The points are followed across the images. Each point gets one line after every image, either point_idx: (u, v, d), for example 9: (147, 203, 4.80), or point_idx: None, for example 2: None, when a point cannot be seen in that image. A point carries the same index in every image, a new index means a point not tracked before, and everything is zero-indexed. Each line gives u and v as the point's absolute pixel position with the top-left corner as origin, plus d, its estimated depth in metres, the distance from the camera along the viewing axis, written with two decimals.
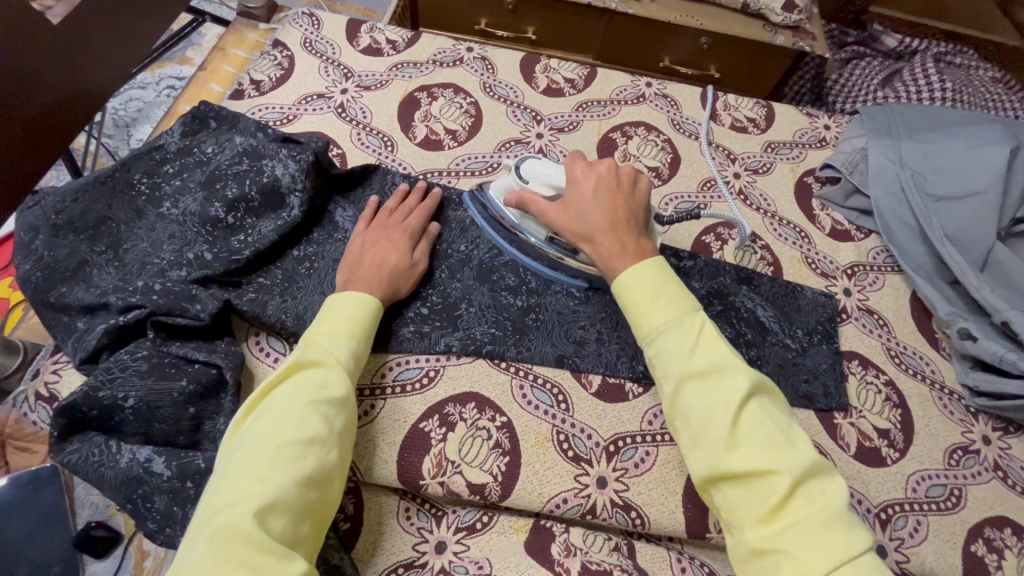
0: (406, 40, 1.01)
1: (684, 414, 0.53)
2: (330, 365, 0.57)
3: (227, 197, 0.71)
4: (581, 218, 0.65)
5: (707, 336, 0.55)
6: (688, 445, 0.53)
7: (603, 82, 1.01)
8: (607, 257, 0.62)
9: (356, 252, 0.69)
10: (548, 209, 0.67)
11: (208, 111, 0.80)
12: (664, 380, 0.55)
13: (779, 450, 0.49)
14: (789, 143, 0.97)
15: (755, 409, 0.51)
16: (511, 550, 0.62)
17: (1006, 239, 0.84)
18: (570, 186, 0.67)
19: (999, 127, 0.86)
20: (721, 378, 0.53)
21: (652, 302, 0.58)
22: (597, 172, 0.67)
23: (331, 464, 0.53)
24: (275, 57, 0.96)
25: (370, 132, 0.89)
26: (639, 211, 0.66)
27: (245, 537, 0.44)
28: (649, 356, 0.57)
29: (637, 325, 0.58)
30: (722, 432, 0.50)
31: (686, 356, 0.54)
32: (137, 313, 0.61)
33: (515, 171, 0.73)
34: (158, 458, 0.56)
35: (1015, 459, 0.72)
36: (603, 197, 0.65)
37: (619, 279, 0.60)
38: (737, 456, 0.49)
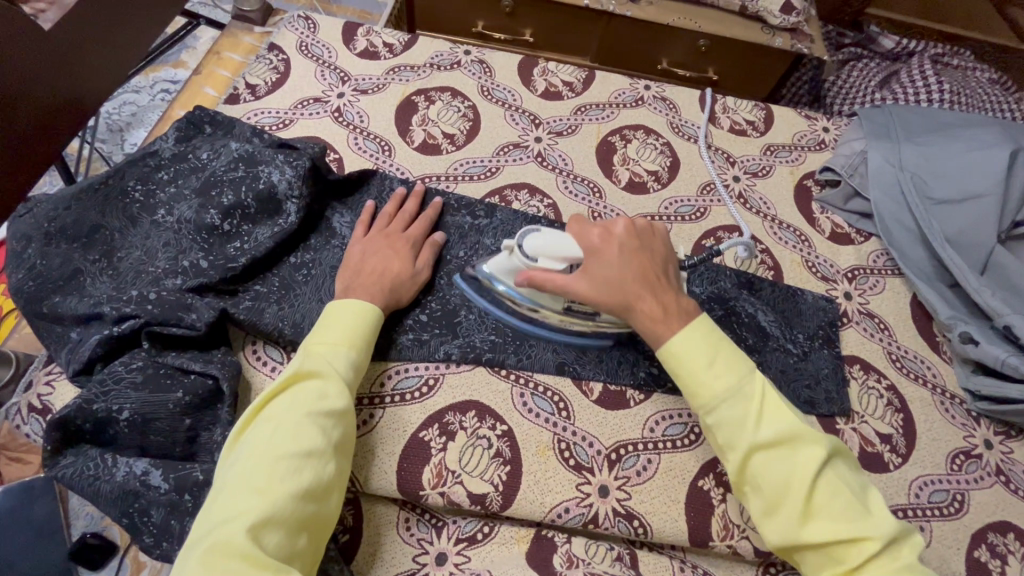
0: (403, 44, 1.00)
1: (755, 484, 0.53)
2: (329, 377, 0.56)
3: (222, 204, 0.70)
4: (612, 286, 0.61)
5: (771, 401, 0.55)
6: (760, 513, 0.53)
7: (601, 84, 1.00)
8: (651, 323, 0.60)
9: (355, 259, 0.69)
10: (571, 284, 0.62)
11: (203, 117, 0.80)
12: (730, 450, 0.54)
13: (859, 515, 0.50)
14: (789, 146, 0.96)
15: (831, 476, 0.52)
16: (512, 561, 0.61)
17: (1006, 241, 0.83)
18: (590, 256, 0.62)
19: (999, 129, 0.86)
20: (793, 446, 0.53)
21: (712, 367, 0.56)
22: (616, 236, 0.63)
23: (328, 477, 0.52)
24: (271, 61, 0.95)
25: (367, 137, 0.88)
26: (664, 265, 0.64)
27: (240, 552, 0.43)
28: (709, 425, 0.56)
29: (694, 393, 0.57)
30: (800, 504, 0.50)
31: (754, 427, 0.53)
32: (132, 323, 0.60)
33: (520, 250, 0.65)
34: (154, 471, 0.55)
35: (1017, 463, 0.72)
36: (629, 261, 0.62)
37: (670, 345, 0.58)
38: (819, 525, 0.50)
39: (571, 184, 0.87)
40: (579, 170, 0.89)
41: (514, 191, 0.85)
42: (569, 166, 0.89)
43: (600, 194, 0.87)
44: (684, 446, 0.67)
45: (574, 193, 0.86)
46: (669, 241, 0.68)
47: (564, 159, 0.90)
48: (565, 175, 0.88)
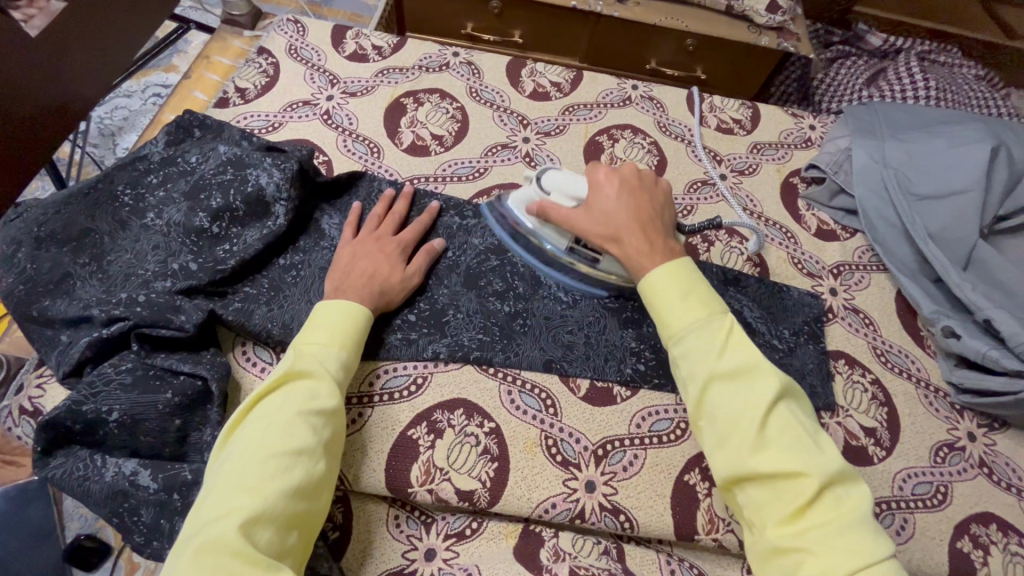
0: (392, 46, 1.01)
1: (710, 413, 0.54)
2: (319, 377, 0.57)
3: (211, 207, 0.71)
4: (606, 220, 0.66)
5: (737, 337, 0.56)
6: (712, 445, 0.54)
7: (589, 84, 1.01)
8: (634, 257, 0.63)
9: (345, 261, 0.69)
10: (574, 216, 0.67)
11: (193, 120, 0.80)
12: (691, 379, 0.56)
13: (807, 452, 0.50)
14: (775, 144, 0.97)
15: (785, 412, 0.52)
16: (500, 556, 0.62)
17: (989, 236, 0.84)
18: (594, 191, 0.68)
19: (982, 125, 0.86)
20: (752, 380, 0.54)
21: (682, 301, 0.59)
22: (620, 174, 0.69)
23: (319, 475, 0.53)
24: (260, 65, 0.96)
25: (356, 139, 0.89)
26: (664, 211, 0.69)
27: (232, 549, 0.44)
28: (674, 355, 0.58)
29: (664, 324, 0.59)
30: (751, 433, 0.51)
31: (716, 357, 0.55)
32: (120, 326, 0.61)
33: (536, 183, 0.72)
34: (144, 471, 0.56)
35: (1000, 455, 0.73)
36: (628, 199, 0.67)
37: (648, 280, 0.61)
38: (766, 457, 0.50)
39: None
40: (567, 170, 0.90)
41: (503, 191, 0.86)
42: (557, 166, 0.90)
43: None
44: (670, 441, 0.68)
45: None
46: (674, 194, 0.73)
47: (552, 159, 0.91)
48: None
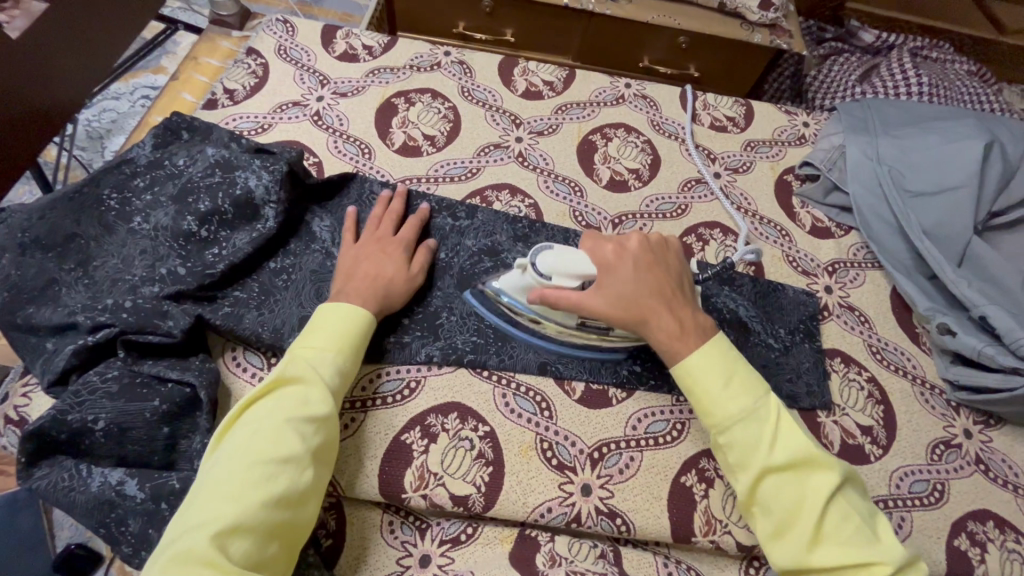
0: (383, 46, 1.00)
1: (764, 505, 0.55)
2: (311, 382, 0.56)
3: (199, 210, 0.70)
4: (630, 301, 0.62)
5: (785, 424, 0.57)
6: (768, 535, 0.55)
7: (582, 83, 1.00)
8: (668, 340, 0.62)
9: (348, 265, 0.68)
10: (587, 300, 0.62)
11: (180, 123, 0.79)
12: (742, 470, 0.56)
13: (866, 540, 0.52)
14: (769, 141, 0.97)
15: (841, 502, 0.54)
16: (495, 561, 0.61)
17: (984, 233, 0.84)
18: (604, 272, 0.63)
19: (975, 121, 0.86)
20: (805, 471, 0.54)
21: (728, 388, 0.58)
22: (629, 251, 0.65)
23: (304, 484, 0.52)
24: (249, 65, 0.94)
25: (347, 140, 0.88)
26: (680, 279, 0.67)
27: (203, 558, 0.44)
28: (721, 445, 0.58)
29: (708, 413, 0.59)
30: (810, 528, 0.52)
31: (767, 449, 0.55)
32: (106, 332, 0.60)
33: (533, 268, 0.64)
34: (131, 480, 0.55)
35: (996, 452, 0.72)
36: (644, 277, 0.64)
37: (687, 366, 0.60)
38: (826, 550, 0.52)
39: (552, 184, 0.87)
40: (560, 169, 0.89)
41: (496, 191, 0.85)
42: (550, 166, 0.89)
43: (581, 193, 0.87)
44: (667, 443, 0.68)
45: (556, 192, 0.87)
46: (682, 253, 0.71)
47: (545, 159, 0.90)
48: (546, 174, 0.88)
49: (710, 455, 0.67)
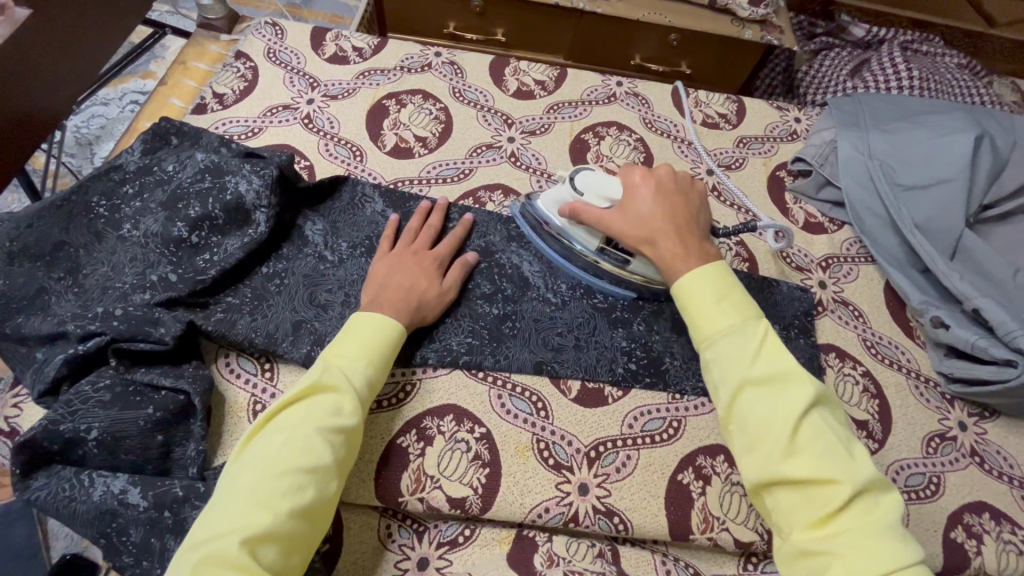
0: (373, 47, 0.99)
1: (741, 420, 0.54)
2: (344, 392, 0.56)
3: (190, 216, 0.69)
4: (644, 222, 0.67)
5: (770, 344, 0.56)
6: (743, 450, 0.54)
7: (573, 82, 1.00)
8: (670, 261, 0.64)
9: (380, 276, 0.68)
10: (608, 217, 0.69)
11: (169, 128, 0.79)
12: (723, 384, 0.56)
13: (840, 460, 0.50)
14: (761, 137, 0.97)
15: (816, 420, 0.52)
16: (493, 563, 0.61)
17: (975, 225, 0.84)
18: (629, 192, 0.69)
19: (964, 114, 0.87)
20: (785, 386, 0.54)
21: (717, 307, 0.60)
22: (656, 177, 0.70)
23: (329, 494, 0.52)
24: (238, 69, 0.94)
25: (338, 142, 0.87)
26: (699, 215, 0.70)
27: (232, 564, 0.44)
28: (707, 359, 0.58)
29: (698, 328, 0.60)
30: (782, 439, 0.51)
31: (750, 361, 0.55)
32: (97, 341, 0.60)
33: (570, 183, 0.73)
34: (133, 489, 0.54)
35: (991, 444, 0.73)
36: (662, 203, 0.68)
37: (682, 285, 0.62)
38: (798, 463, 0.50)
39: (545, 184, 0.87)
40: (553, 169, 0.89)
41: (488, 192, 0.85)
42: (543, 165, 0.89)
43: None
44: (664, 441, 0.68)
45: (548, 192, 0.86)
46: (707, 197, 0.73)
47: (538, 158, 0.90)
48: (539, 174, 0.88)
49: (706, 452, 0.67)
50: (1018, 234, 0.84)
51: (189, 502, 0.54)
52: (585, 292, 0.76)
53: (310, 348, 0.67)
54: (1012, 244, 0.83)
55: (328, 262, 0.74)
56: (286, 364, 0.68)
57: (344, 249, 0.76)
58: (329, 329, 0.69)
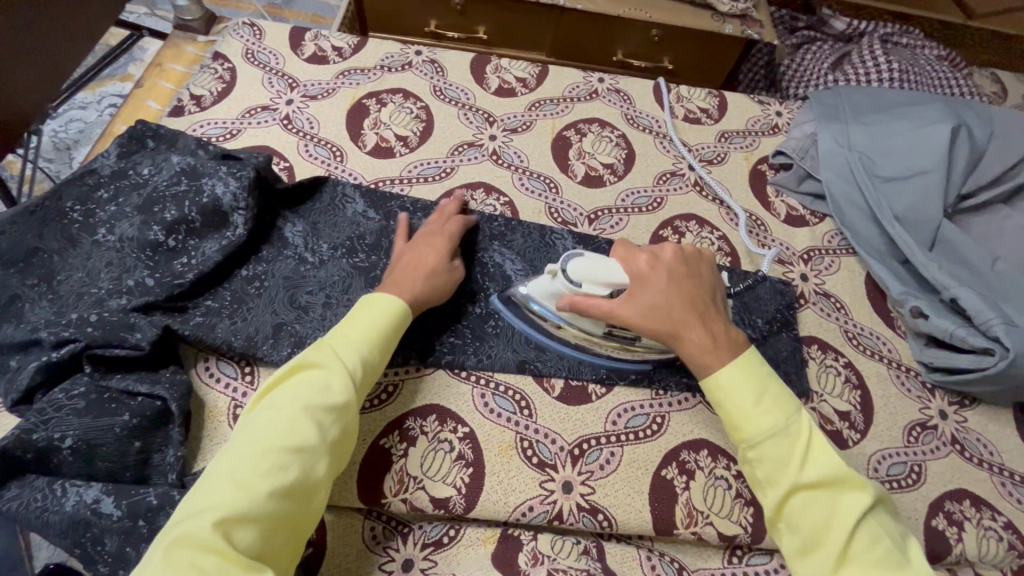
0: (353, 46, 0.98)
1: (791, 521, 0.54)
2: (333, 369, 0.56)
3: (165, 219, 0.68)
4: (662, 312, 0.61)
5: (817, 444, 0.55)
6: (794, 551, 0.53)
7: (555, 79, 1.00)
8: (697, 354, 0.60)
9: (390, 260, 0.69)
10: (618, 310, 0.61)
11: (145, 131, 0.78)
12: (770, 486, 0.55)
13: (898, 564, 0.50)
14: (743, 132, 0.97)
15: (871, 524, 0.52)
16: (478, 563, 0.61)
17: (954, 215, 0.85)
18: (636, 282, 0.62)
19: (942, 106, 0.87)
20: (838, 490, 0.53)
21: (759, 404, 0.57)
22: (663, 261, 0.63)
23: (315, 475, 0.52)
24: (216, 70, 0.93)
25: (318, 143, 0.87)
26: (712, 293, 0.65)
27: (205, 542, 0.44)
28: (751, 459, 0.57)
29: (738, 428, 0.57)
30: (835, 547, 0.51)
31: (798, 467, 0.54)
32: (71, 348, 0.59)
33: (563, 274, 0.63)
34: (107, 497, 0.53)
35: (971, 432, 0.73)
36: (676, 290, 0.62)
37: (718, 380, 0.59)
38: (854, 571, 0.50)
39: (527, 181, 0.87)
40: (535, 166, 0.89)
41: (470, 190, 0.85)
42: (525, 163, 0.89)
43: (556, 189, 0.87)
44: (647, 437, 0.68)
45: (530, 189, 0.86)
46: (716, 266, 0.69)
47: (519, 156, 0.89)
48: (521, 171, 0.88)
49: (690, 447, 0.68)
50: (995, 224, 0.84)
51: (164, 509, 0.53)
52: None
53: (290, 351, 0.67)
54: (989, 234, 0.84)
55: (308, 264, 0.74)
56: (267, 367, 0.68)
57: (324, 251, 0.75)
58: (310, 331, 0.69)
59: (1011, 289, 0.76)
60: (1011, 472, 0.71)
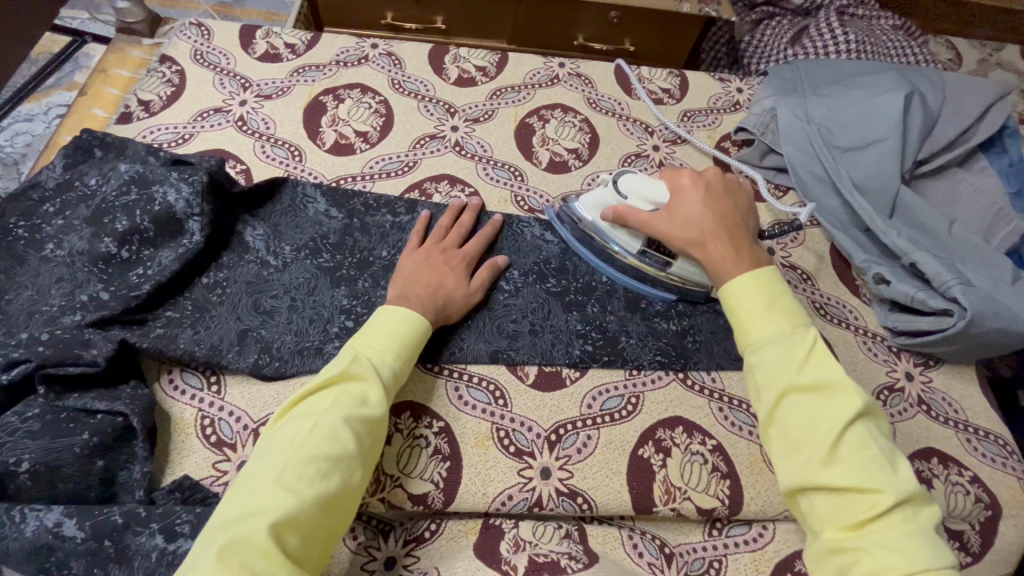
0: (306, 42, 0.96)
1: (782, 423, 0.55)
2: (369, 381, 0.57)
3: (117, 230, 0.66)
4: (694, 224, 0.67)
5: (819, 351, 0.56)
6: (782, 452, 0.54)
7: (515, 66, 0.98)
8: (720, 262, 0.65)
9: (407, 270, 0.69)
10: (655, 220, 0.69)
11: (92, 140, 0.75)
12: (767, 388, 0.56)
13: (882, 471, 0.50)
14: (704, 110, 0.97)
15: (861, 432, 0.52)
16: (461, 554, 0.60)
17: (912, 181, 0.87)
18: (677, 196, 0.70)
19: (896, 74, 0.88)
20: (832, 395, 0.54)
21: (765, 313, 0.60)
22: (704, 180, 0.70)
23: (353, 484, 0.52)
24: (164, 74, 0.90)
25: (275, 144, 0.85)
26: (744, 215, 0.70)
27: (259, 549, 0.44)
28: (751, 361, 0.59)
29: (743, 332, 0.60)
30: (822, 444, 0.52)
31: (797, 368, 0.55)
32: (22, 369, 0.57)
33: (614, 186, 0.72)
34: (70, 520, 0.51)
35: (937, 390, 0.75)
36: (711, 206, 0.68)
37: (730, 288, 0.63)
38: (837, 470, 0.51)
39: (491, 170, 0.86)
40: (499, 155, 0.88)
41: (434, 183, 0.83)
42: (488, 152, 0.88)
43: (522, 177, 0.86)
44: (623, 418, 0.68)
45: (495, 178, 0.85)
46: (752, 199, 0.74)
47: (483, 146, 0.88)
48: (484, 161, 0.87)
49: (665, 425, 0.68)
50: (951, 187, 0.86)
51: (131, 528, 0.52)
52: (537, 277, 0.76)
53: (257, 357, 0.66)
54: (945, 198, 0.86)
55: (271, 267, 0.72)
56: (233, 375, 0.66)
57: (287, 253, 0.74)
58: (276, 336, 0.68)
59: (967, 250, 0.78)
60: (975, 427, 0.73)
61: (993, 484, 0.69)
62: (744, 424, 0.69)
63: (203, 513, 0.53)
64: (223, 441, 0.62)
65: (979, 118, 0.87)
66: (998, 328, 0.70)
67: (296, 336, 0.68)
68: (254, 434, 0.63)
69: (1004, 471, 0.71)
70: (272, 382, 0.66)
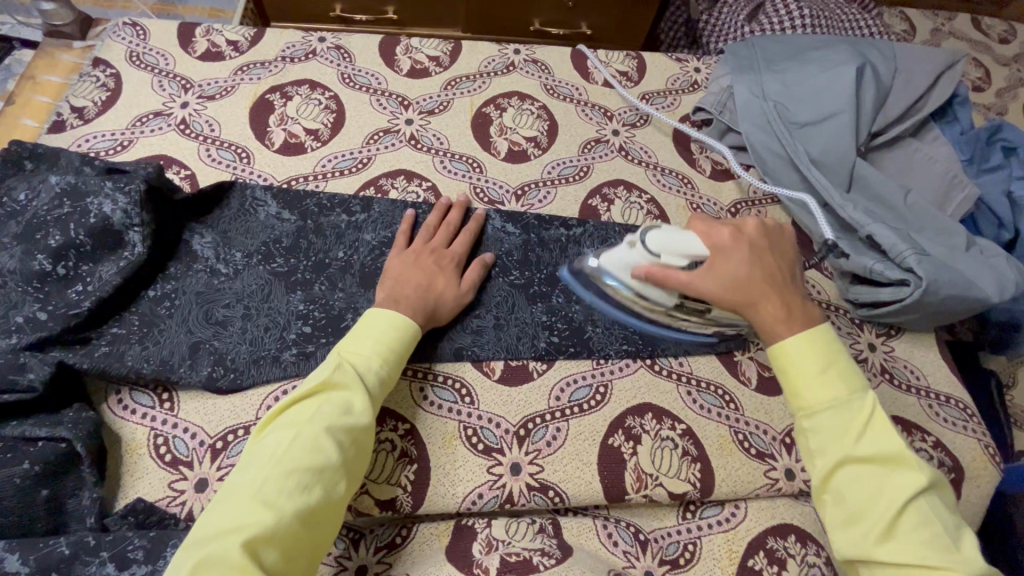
0: (249, 39, 0.92)
1: (839, 493, 0.53)
2: (355, 389, 0.55)
3: (49, 246, 0.62)
4: (741, 284, 0.61)
5: (879, 422, 0.54)
6: (838, 522, 0.53)
7: (469, 55, 0.96)
8: (771, 323, 0.60)
9: (394, 274, 0.67)
10: (697, 281, 0.61)
11: (21, 151, 0.71)
12: (821, 456, 0.55)
13: (946, 548, 0.48)
14: (663, 92, 0.96)
15: (925, 506, 0.50)
16: (433, 557, 0.59)
17: (868, 154, 0.87)
18: (718, 253, 0.62)
19: (848, 47, 0.88)
20: (894, 469, 0.52)
21: (821, 375, 0.56)
22: (745, 235, 0.64)
23: (337, 497, 0.50)
24: (98, 78, 0.86)
25: (221, 147, 0.81)
26: (793, 265, 0.65)
27: (234, 565, 0.42)
28: (805, 429, 0.57)
29: (795, 397, 0.58)
30: (882, 521, 0.50)
31: (855, 438, 0.53)
32: None
33: (642, 245, 0.64)
34: (10, 555, 0.49)
35: (899, 359, 0.77)
36: (757, 264, 0.62)
37: (782, 348, 0.59)
38: (896, 545, 0.49)
39: (449, 163, 0.84)
40: (456, 147, 0.86)
41: (390, 180, 0.81)
42: (445, 145, 0.86)
43: (480, 168, 0.84)
44: (592, 407, 0.68)
45: (452, 171, 0.83)
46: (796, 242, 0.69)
47: (439, 139, 0.86)
48: (441, 154, 0.85)
49: (634, 413, 0.68)
50: (907, 157, 0.87)
51: (79, 558, 0.50)
52: (501, 271, 0.74)
53: (210, 369, 0.63)
54: (903, 167, 0.87)
55: (221, 276, 0.69)
56: (186, 390, 0.63)
57: (238, 260, 0.71)
58: (230, 347, 0.65)
59: (922, 219, 0.79)
60: (937, 393, 0.75)
61: (955, 448, 0.71)
62: (712, 406, 0.70)
63: (157, 537, 0.51)
64: (178, 460, 0.60)
65: (930, 88, 0.88)
66: (952, 296, 0.71)
67: (251, 345, 0.65)
68: (210, 450, 0.60)
69: (965, 434, 0.72)
70: (227, 396, 0.63)
